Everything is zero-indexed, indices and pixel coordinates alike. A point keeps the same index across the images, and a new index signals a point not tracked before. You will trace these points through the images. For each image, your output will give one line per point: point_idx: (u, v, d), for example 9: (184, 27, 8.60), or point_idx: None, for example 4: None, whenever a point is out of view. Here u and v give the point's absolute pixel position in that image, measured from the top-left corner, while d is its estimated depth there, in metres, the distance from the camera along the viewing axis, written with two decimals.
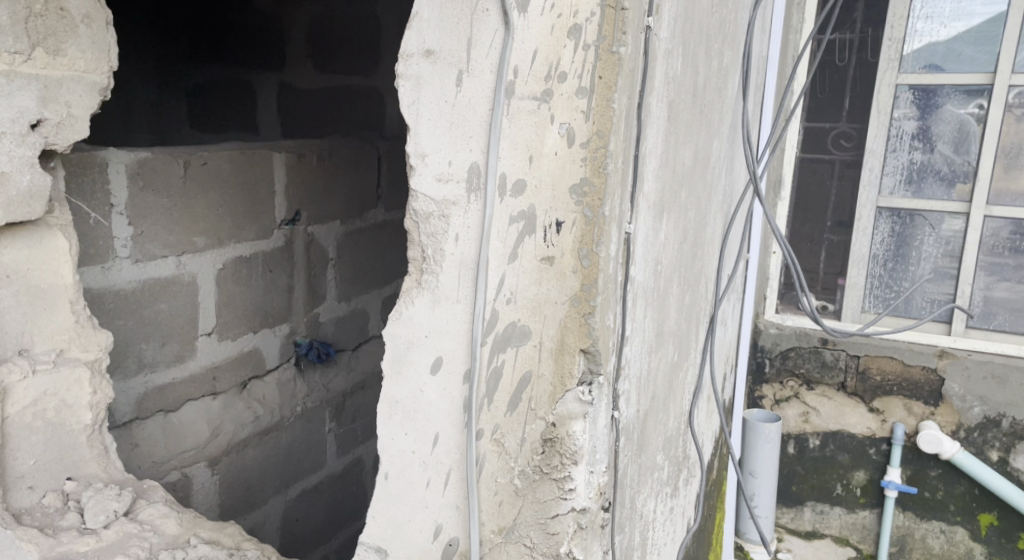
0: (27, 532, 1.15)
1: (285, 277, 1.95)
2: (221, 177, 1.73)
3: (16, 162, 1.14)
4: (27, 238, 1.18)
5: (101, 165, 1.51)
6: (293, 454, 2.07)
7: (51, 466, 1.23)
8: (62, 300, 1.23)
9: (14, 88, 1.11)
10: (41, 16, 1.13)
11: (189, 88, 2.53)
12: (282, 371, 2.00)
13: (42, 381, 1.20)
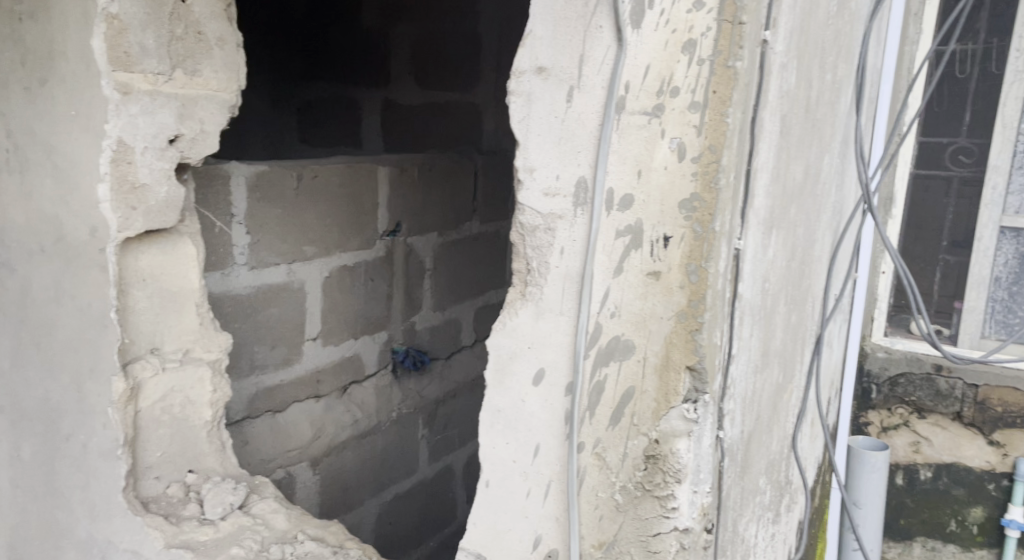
0: (154, 519, 1.28)
1: (385, 285, 2.02)
2: (330, 189, 1.80)
3: (156, 174, 1.24)
4: (161, 244, 1.29)
5: (225, 176, 1.59)
6: (388, 459, 2.13)
7: (174, 459, 1.34)
8: (191, 303, 1.33)
9: (155, 106, 1.22)
10: (181, 38, 1.24)
11: (300, 103, 2.67)
12: (379, 377, 2.06)
13: (170, 378, 1.32)
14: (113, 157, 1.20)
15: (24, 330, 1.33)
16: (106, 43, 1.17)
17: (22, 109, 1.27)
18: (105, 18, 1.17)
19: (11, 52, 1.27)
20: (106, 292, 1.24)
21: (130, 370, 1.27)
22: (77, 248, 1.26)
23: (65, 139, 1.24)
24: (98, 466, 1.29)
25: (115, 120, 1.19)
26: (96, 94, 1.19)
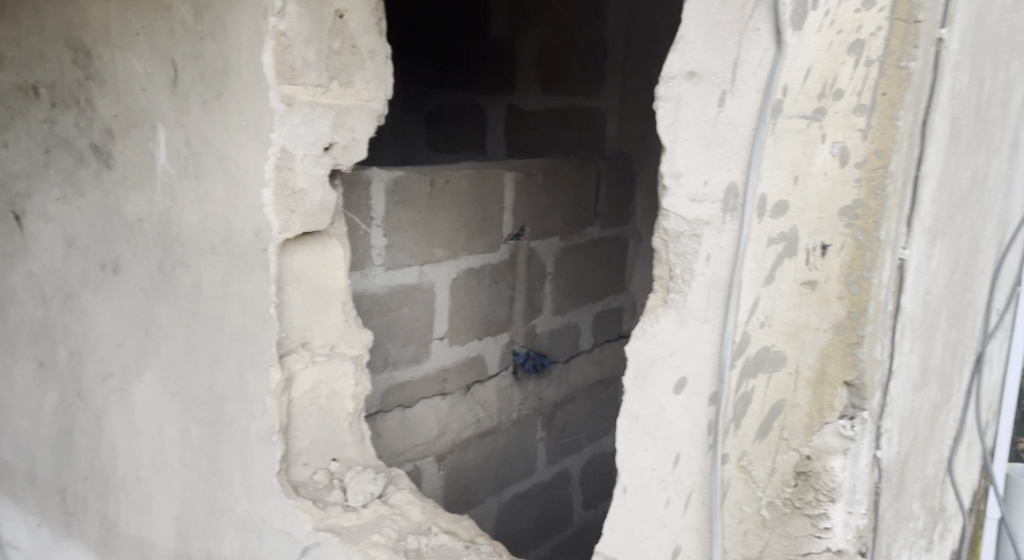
0: (304, 502, 1.38)
1: (507, 288, 2.13)
2: (460, 193, 1.89)
3: (313, 180, 1.33)
4: (313, 246, 1.39)
5: (366, 182, 1.70)
6: (507, 457, 2.24)
7: (321, 447, 1.46)
8: (337, 301, 1.43)
9: (314, 116, 1.31)
10: (338, 52, 1.32)
11: (429, 111, 2.84)
12: (501, 378, 2.17)
13: (319, 370, 1.42)
14: (277, 164, 1.29)
15: (195, 322, 1.46)
16: (275, 58, 1.26)
17: (200, 120, 1.38)
18: (274, 35, 1.25)
19: (192, 68, 1.37)
20: (266, 288, 1.34)
21: (286, 362, 1.38)
22: (243, 248, 1.36)
23: (236, 147, 1.34)
24: (256, 450, 1.40)
25: (280, 129, 1.28)
26: (265, 106, 1.28)
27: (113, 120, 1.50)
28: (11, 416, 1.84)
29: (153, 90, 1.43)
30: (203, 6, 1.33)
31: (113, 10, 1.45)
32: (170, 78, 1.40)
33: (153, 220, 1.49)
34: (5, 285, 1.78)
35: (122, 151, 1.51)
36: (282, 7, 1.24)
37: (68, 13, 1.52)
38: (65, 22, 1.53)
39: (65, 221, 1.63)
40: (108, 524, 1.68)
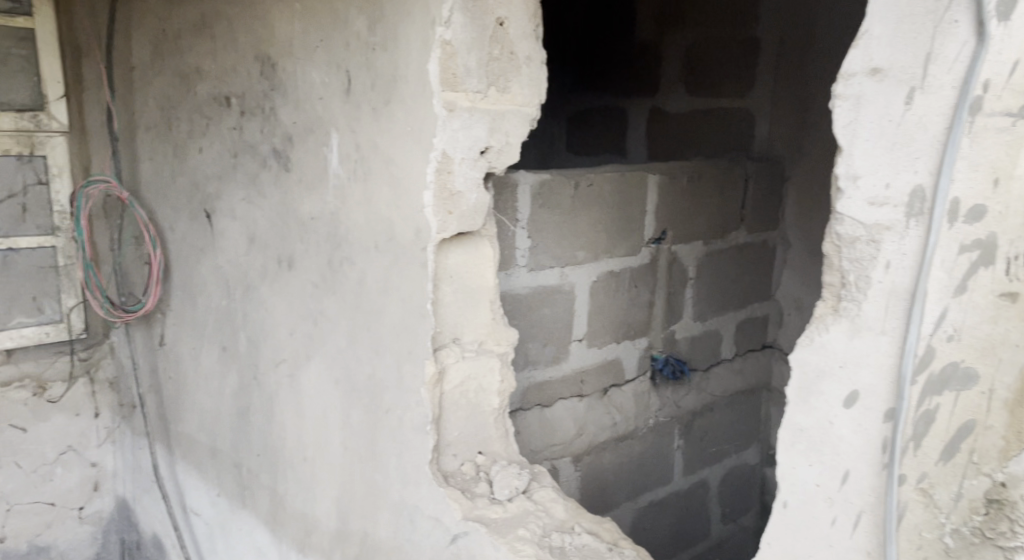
0: (453, 492, 1.41)
1: (647, 293, 2.11)
2: (602, 197, 1.93)
3: (468, 182, 1.37)
4: (466, 247, 1.44)
5: (513, 186, 1.76)
6: (645, 462, 2.21)
7: (469, 439, 1.49)
8: (485, 298, 1.47)
9: (473, 121, 1.35)
10: (497, 58, 1.36)
11: (570, 113, 2.93)
12: (638, 383, 2.15)
13: (468, 364, 1.45)
14: (437, 167, 1.33)
15: (358, 315, 1.53)
16: (440, 66, 1.29)
17: (370, 125, 1.43)
18: (440, 44, 1.28)
19: (363, 76, 1.42)
20: (424, 285, 1.38)
21: (438, 355, 1.41)
22: (404, 246, 1.41)
23: (401, 151, 1.38)
24: (411, 438, 1.44)
25: (442, 134, 1.32)
26: (428, 111, 1.31)
27: (293, 127, 1.60)
28: (195, 394, 1.98)
29: (328, 97, 1.50)
30: (376, 18, 1.37)
31: (297, 23, 1.54)
32: (344, 86, 1.46)
33: (325, 219, 1.57)
34: (193, 276, 1.93)
35: (299, 156, 1.60)
36: (450, 17, 1.27)
37: (257, 28, 1.62)
38: (254, 37, 1.63)
39: (247, 218, 1.74)
40: (277, 499, 1.78)
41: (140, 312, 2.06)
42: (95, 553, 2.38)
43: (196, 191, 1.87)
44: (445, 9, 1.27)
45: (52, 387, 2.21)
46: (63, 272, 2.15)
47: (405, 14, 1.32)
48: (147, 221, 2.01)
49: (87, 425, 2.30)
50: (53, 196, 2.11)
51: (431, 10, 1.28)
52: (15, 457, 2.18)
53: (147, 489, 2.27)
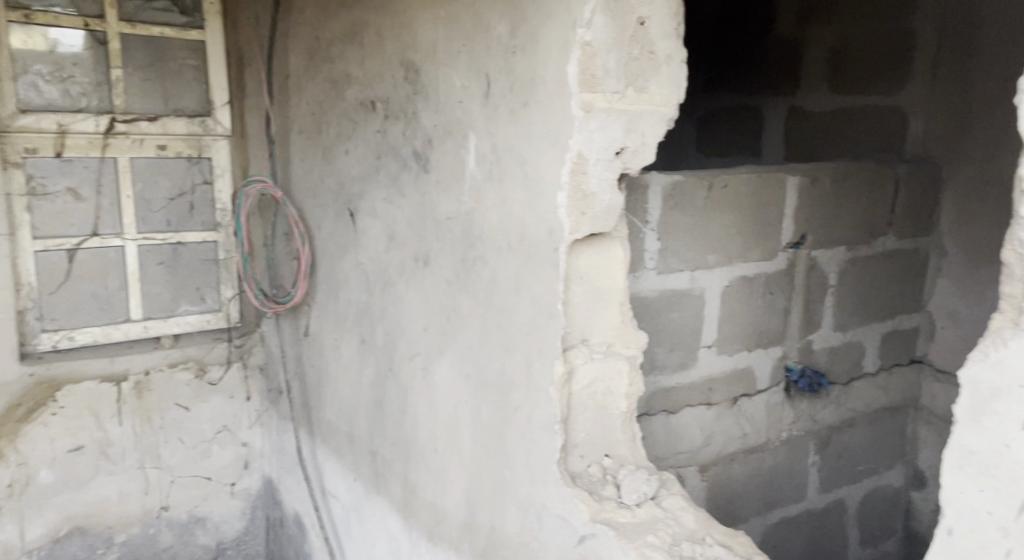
0: (582, 493, 1.41)
1: (783, 300, 2.03)
2: (737, 199, 1.89)
3: (603, 183, 1.38)
4: (597, 248, 1.45)
5: (644, 186, 1.77)
6: (776, 477, 2.13)
7: (596, 441, 1.49)
8: (615, 300, 1.48)
9: (609, 122, 1.35)
10: (637, 58, 1.36)
11: (706, 110, 2.81)
12: (771, 394, 2.07)
13: (595, 367, 1.46)
14: (573, 169, 1.34)
15: (490, 312, 1.54)
16: (580, 67, 1.30)
17: (507, 127, 1.44)
18: (580, 46, 1.29)
19: (503, 79, 1.44)
20: (555, 286, 1.39)
21: (568, 356, 1.43)
22: (536, 245, 1.42)
23: (536, 152, 1.39)
24: (538, 436, 1.45)
25: (579, 135, 1.32)
26: (565, 113, 1.32)
27: (433, 129, 1.64)
28: (334, 384, 2.06)
29: (468, 101, 1.53)
30: (518, 22, 1.38)
31: (440, 30, 1.58)
32: (483, 89, 1.48)
33: (460, 218, 1.60)
34: (334, 271, 2.00)
35: (438, 157, 1.63)
36: (591, 19, 1.28)
37: (403, 36, 1.68)
38: (399, 43, 1.69)
39: (387, 217, 1.80)
40: (409, 487, 1.83)
41: (288, 304, 2.15)
42: (243, 527, 2.45)
43: (341, 191, 1.94)
44: (586, 11, 1.28)
45: (212, 370, 2.31)
46: (221, 265, 2.28)
47: (547, 17, 1.33)
48: (298, 218, 2.09)
49: (240, 407, 2.37)
50: (215, 196, 2.25)
51: (573, 12, 1.29)
52: (178, 434, 2.28)
53: (291, 470, 2.30)
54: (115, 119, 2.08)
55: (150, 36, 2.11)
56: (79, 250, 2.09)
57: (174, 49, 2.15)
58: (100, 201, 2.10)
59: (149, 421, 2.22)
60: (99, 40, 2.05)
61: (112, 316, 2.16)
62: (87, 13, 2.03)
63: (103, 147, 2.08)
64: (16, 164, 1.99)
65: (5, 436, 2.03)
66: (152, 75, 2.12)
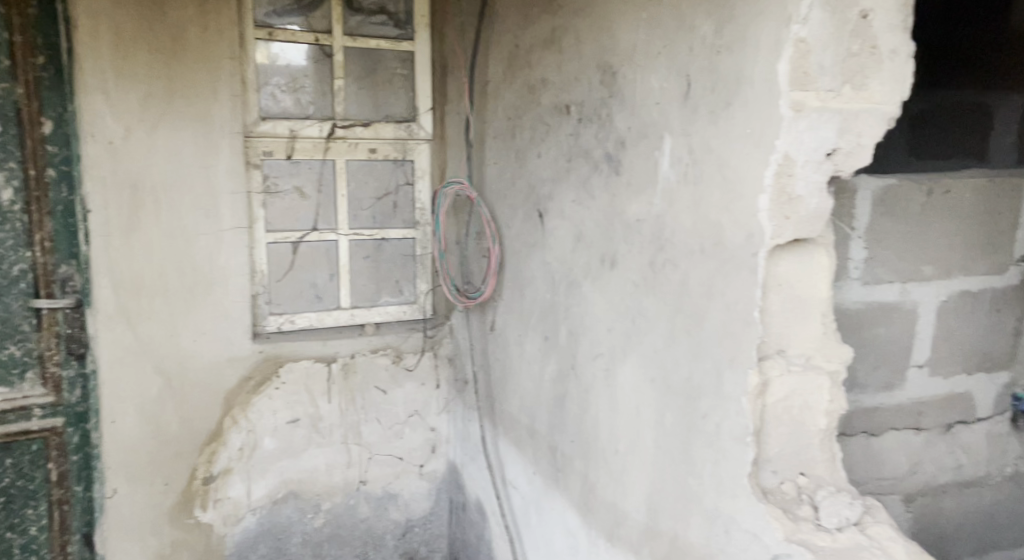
0: (775, 510, 1.39)
1: (1012, 320, 1.84)
2: (961, 206, 1.75)
3: (810, 187, 1.36)
4: (799, 252, 1.43)
5: (852, 191, 1.67)
6: (997, 516, 1.92)
7: (790, 458, 1.46)
8: (817, 312, 1.45)
9: (821, 122, 1.33)
10: (856, 53, 1.33)
11: (923, 101, 2.28)
12: (993, 423, 1.88)
13: (791, 381, 1.43)
14: (777, 170, 1.33)
15: (678, 316, 1.54)
16: (791, 65, 1.30)
17: (705, 128, 1.45)
18: (793, 42, 1.29)
19: (704, 80, 1.44)
20: (753, 293, 1.38)
21: (763, 366, 1.41)
22: (733, 250, 1.41)
23: (736, 154, 1.39)
24: (728, 446, 1.44)
25: (786, 135, 1.32)
26: (774, 112, 1.32)
27: (627, 131, 1.65)
28: (518, 380, 2.11)
29: (666, 102, 1.54)
30: (725, 21, 1.39)
31: (641, 32, 1.59)
32: (683, 91, 1.49)
33: (650, 221, 1.60)
34: (522, 269, 2.06)
35: (631, 159, 1.64)
36: (807, 15, 1.28)
37: (602, 39, 1.71)
38: (597, 47, 1.72)
39: (576, 218, 1.83)
40: (589, 486, 1.84)
41: (479, 299, 2.22)
42: (429, 507, 2.53)
43: (531, 192, 1.99)
44: (803, 6, 1.28)
45: (407, 357, 2.42)
46: (418, 260, 2.39)
47: (759, 13, 1.33)
48: (490, 218, 2.16)
49: (429, 394, 2.46)
50: (416, 196, 2.36)
51: (787, 7, 1.29)
52: (376, 414, 2.39)
53: (474, 457, 2.38)
54: (336, 124, 2.23)
55: (369, 49, 2.26)
56: (302, 243, 2.24)
57: (388, 59, 2.29)
58: (321, 200, 2.25)
59: (352, 400, 2.34)
60: (327, 54, 2.21)
61: (325, 304, 2.30)
62: (318, 29, 2.19)
63: (325, 150, 2.23)
64: (256, 166, 2.16)
65: (238, 406, 2.19)
66: (367, 85, 2.27)
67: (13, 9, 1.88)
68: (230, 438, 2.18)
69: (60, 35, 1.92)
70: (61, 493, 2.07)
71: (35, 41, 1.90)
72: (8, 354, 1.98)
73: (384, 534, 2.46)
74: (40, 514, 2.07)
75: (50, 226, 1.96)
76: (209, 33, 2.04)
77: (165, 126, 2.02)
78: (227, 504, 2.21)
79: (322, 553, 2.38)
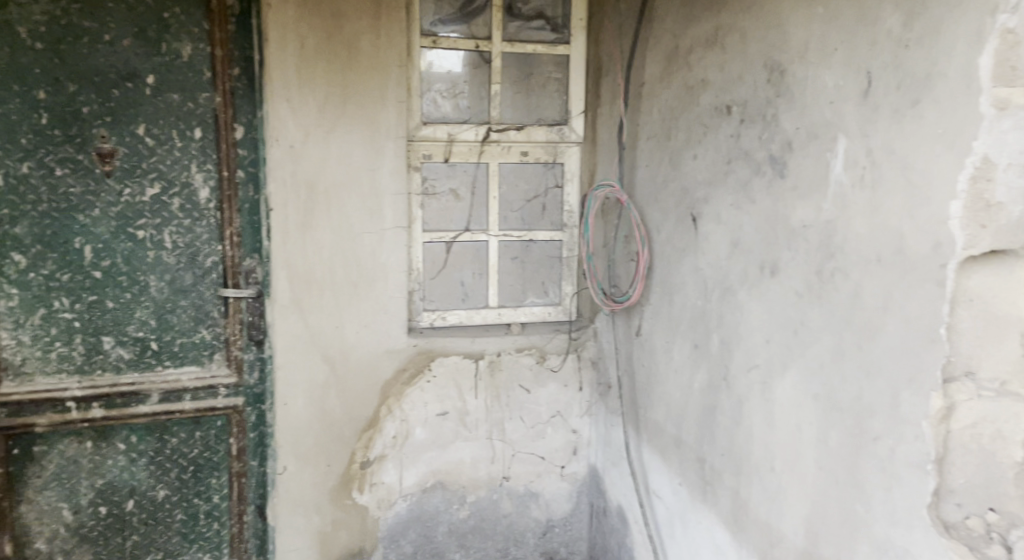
0: (959, 546, 1.30)
1: None
2: None
3: (1013, 193, 1.23)
4: (999, 264, 1.28)
5: None
6: None
7: (978, 491, 1.31)
8: (1017, 330, 1.27)
9: None
10: None
11: None
12: None
13: (986, 405, 1.30)
14: (973, 174, 1.25)
15: (849, 329, 1.46)
16: (995, 58, 1.21)
17: (889, 128, 1.37)
18: (999, 33, 1.21)
19: (888, 77, 1.37)
20: (939, 307, 1.31)
21: (948, 389, 1.31)
22: (916, 261, 1.33)
23: (926, 156, 1.31)
24: (904, 475, 1.37)
25: (986, 135, 1.23)
26: (973, 110, 1.24)
27: (795, 133, 1.57)
28: (665, 385, 2.06)
29: (841, 101, 1.46)
30: (916, 13, 1.32)
31: (816, 27, 1.52)
32: (862, 88, 1.42)
33: (818, 227, 1.52)
34: (673, 275, 2.01)
35: (798, 162, 1.56)
36: (1018, 3, 1.18)
37: (770, 35, 1.64)
38: (766, 44, 1.65)
39: (733, 223, 1.76)
40: (741, 502, 1.77)
41: (626, 302, 2.20)
42: (570, 509, 2.53)
43: (685, 196, 1.95)
44: None
45: (551, 358, 2.44)
46: (564, 262, 2.43)
47: (960, 5, 1.25)
48: (639, 221, 2.13)
49: (573, 396, 2.47)
50: (564, 199, 2.40)
51: None
52: (520, 412, 2.43)
53: (617, 463, 2.36)
54: (491, 128, 2.32)
55: (525, 53, 2.32)
56: (455, 243, 2.35)
57: (543, 63, 2.35)
58: (474, 201, 2.35)
59: (497, 397, 2.40)
60: (486, 59, 2.30)
61: (473, 303, 2.40)
62: (479, 36, 2.28)
63: (479, 153, 2.33)
64: (416, 168, 2.29)
65: (394, 395, 2.32)
66: (521, 89, 2.34)
67: (215, 25, 2.07)
68: (385, 426, 2.31)
69: (253, 48, 2.10)
70: (240, 466, 2.25)
71: (232, 54, 2.09)
72: (200, 338, 2.19)
73: (525, 531, 2.50)
74: (222, 484, 2.26)
75: (238, 223, 2.15)
76: (381, 43, 2.16)
77: (339, 130, 2.17)
78: (381, 488, 2.34)
79: (467, 543, 2.45)
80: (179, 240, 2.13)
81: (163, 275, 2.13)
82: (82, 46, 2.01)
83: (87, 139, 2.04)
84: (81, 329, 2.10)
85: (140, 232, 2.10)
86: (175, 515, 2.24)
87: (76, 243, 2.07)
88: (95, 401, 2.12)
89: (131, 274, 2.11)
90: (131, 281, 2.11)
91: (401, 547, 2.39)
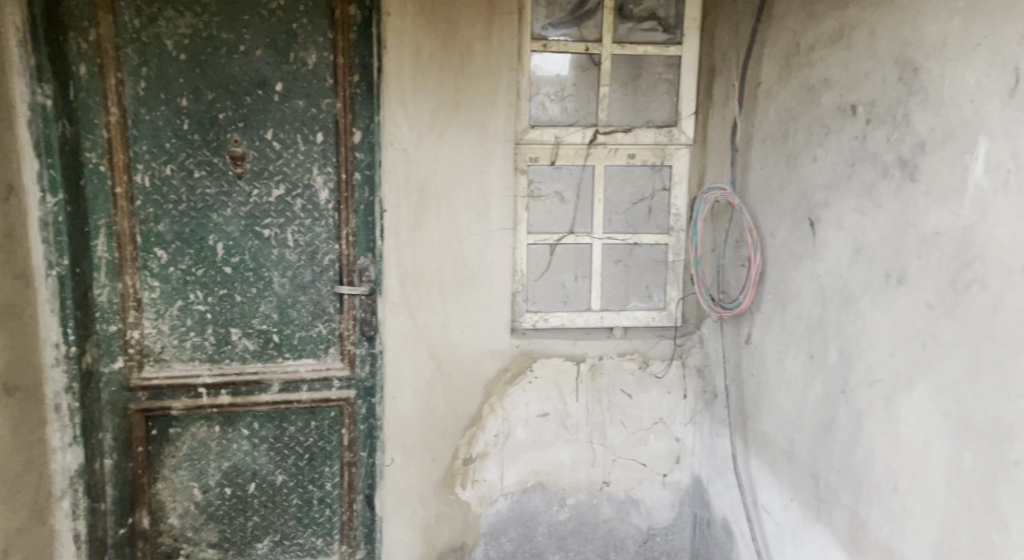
0: None
1: None
2: None
3: None
4: None
5: None
6: None
7: None
8: None
9: None
10: None
11: None
12: None
13: None
14: None
15: (988, 345, 1.41)
16: None
17: None
18: None
19: None
20: None
21: None
22: None
23: None
24: None
25: None
26: None
27: (929, 133, 1.52)
28: (776, 395, 2.01)
29: (982, 100, 1.41)
30: None
31: (956, 23, 1.46)
32: (1008, 86, 1.37)
33: (954, 235, 1.47)
34: (787, 283, 1.95)
35: (932, 165, 1.51)
36: None
37: (903, 32, 1.57)
38: (898, 40, 1.58)
39: (856, 228, 1.69)
40: (859, 521, 1.70)
41: (733, 309, 2.16)
42: (672, 519, 2.49)
43: (803, 200, 1.89)
44: None
45: (654, 364, 2.43)
46: (671, 266, 2.41)
47: None
48: (751, 227, 2.07)
49: (676, 403, 2.43)
50: (671, 202, 2.38)
51: None
52: (622, 418, 2.42)
53: (722, 474, 2.31)
54: (598, 131, 2.32)
55: (636, 55, 2.31)
56: (558, 246, 2.36)
57: (654, 64, 2.33)
58: (579, 203, 2.35)
59: (599, 402, 2.40)
60: (596, 62, 2.30)
61: (576, 306, 2.41)
62: (589, 38, 2.29)
63: (586, 156, 2.33)
64: (522, 171, 2.32)
65: (496, 395, 2.36)
66: (630, 90, 2.33)
67: (339, 34, 2.16)
68: (488, 424, 2.35)
69: (373, 54, 2.18)
70: (351, 456, 2.36)
71: (353, 61, 2.18)
72: (318, 332, 2.29)
73: (626, 538, 2.48)
74: (335, 473, 2.36)
75: (354, 222, 2.24)
76: (495, 49, 2.20)
77: (450, 134, 2.22)
78: (483, 485, 2.37)
79: (568, 546, 2.45)
80: (301, 238, 2.24)
81: (286, 271, 2.25)
82: (221, 55, 2.14)
83: (222, 143, 2.17)
84: (212, 321, 2.24)
85: (266, 231, 2.22)
86: (292, 499, 2.36)
87: (210, 241, 2.21)
88: (223, 388, 2.27)
89: (257, 270, 2.24)
90: (257, 276, 2.24)
91: (502, 545, 2.42)
